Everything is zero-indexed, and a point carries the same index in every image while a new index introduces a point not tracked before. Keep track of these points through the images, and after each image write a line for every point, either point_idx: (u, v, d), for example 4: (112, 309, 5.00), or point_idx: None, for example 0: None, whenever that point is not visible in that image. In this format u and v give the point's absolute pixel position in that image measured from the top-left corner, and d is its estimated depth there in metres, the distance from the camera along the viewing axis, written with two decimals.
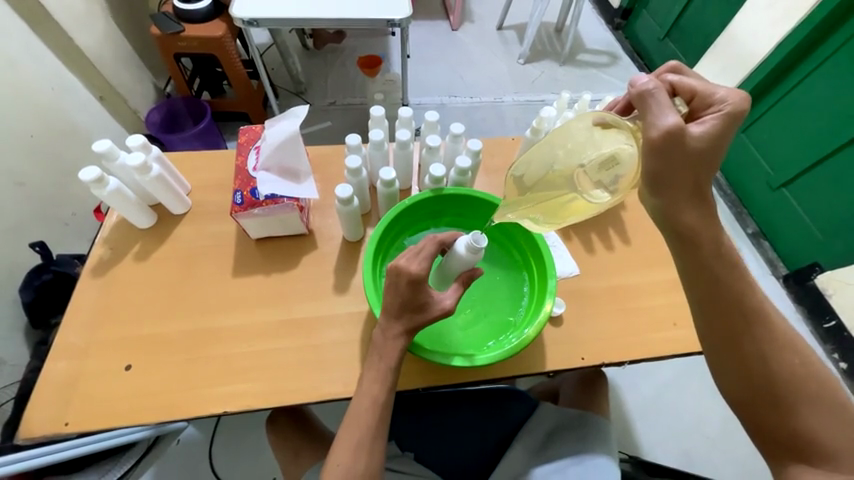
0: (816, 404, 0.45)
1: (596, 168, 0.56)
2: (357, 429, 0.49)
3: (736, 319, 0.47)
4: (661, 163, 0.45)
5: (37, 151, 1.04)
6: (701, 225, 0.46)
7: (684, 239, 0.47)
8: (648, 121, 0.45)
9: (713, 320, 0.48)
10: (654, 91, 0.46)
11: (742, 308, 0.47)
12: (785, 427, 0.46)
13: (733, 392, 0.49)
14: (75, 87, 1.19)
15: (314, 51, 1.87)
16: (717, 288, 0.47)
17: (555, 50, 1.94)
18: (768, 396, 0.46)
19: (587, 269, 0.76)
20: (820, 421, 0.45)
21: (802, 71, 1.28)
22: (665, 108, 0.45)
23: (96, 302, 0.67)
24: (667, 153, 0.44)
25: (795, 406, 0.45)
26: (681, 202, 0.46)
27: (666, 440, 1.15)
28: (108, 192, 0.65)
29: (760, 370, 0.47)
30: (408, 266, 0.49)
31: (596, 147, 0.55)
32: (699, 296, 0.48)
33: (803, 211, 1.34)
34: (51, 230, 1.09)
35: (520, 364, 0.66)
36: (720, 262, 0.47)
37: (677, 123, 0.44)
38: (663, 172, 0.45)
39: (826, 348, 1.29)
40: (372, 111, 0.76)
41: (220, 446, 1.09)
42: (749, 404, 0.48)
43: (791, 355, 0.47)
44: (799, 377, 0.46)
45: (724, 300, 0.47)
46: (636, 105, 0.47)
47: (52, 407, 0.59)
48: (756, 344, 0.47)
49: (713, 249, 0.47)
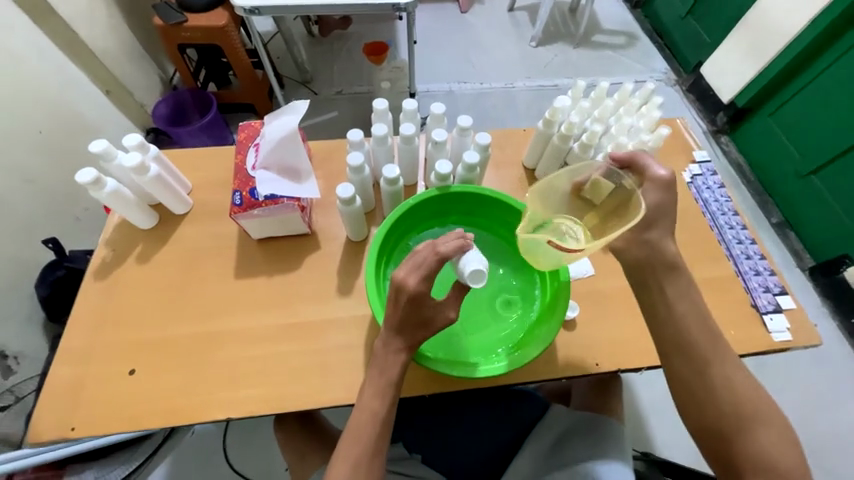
0: (774, 431, 0.45)
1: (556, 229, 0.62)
2: (358, 444, 0.47)
3: (697, 345, 0.48)
4: (661, 198, 0.52)
5: (44, 148, 1.04)
6: (673, 255, 0.51)
7: (659, 266, 0.51)
8: (648, 171, 0.54)
9: (675, 344, 0.49)
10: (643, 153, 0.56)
11: (702, 335, 0.49)
12: (743, 453, 0.45)
13: (694, 417, 0.48)
14: (80, 81, 1.17)
15: (320, 39, 1.82)
16: (677, 316, 0.49)
17: (570, 31, 1.85)
18: (728, 419, 0.46)
19: (602, 270, 0.72)
20: (778, 447, 0.44)
21: (837, 50, 1.19)
22: (656, 163, 0.55)
23: (100, 305, 0.66)
24: (666, 192, 0.53)
25: (753, 431, 0.45)
26: (669, 233, 0.52)
27: (682, 440, 1.11)
28: (107, 193, 0.64)
29: (722, 394, 0.47)
30: (405, 280, 0.46)
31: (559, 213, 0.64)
32: (662, 322, 0.50)
33: (831, 200, 1.26)
34: (61, 226, 1.10)
35: (529, 370, 0.64)
36: (683, 291, 0.50)
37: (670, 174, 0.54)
38: (662, 206, 0.52)
39: None
40: (375, 103, 0.72)
41: (233, 439, 1.10)
42: (710, 428, 0.47)
43: (750, 383, 0.47)
44: (757, 403, 0.46)
45: (685, 326, 0.49)
46: (630, 162, 0.57)
47: (59, 411, 0.59)
48: (716, 370, 0.48)
49: (677, 279, 0.50)
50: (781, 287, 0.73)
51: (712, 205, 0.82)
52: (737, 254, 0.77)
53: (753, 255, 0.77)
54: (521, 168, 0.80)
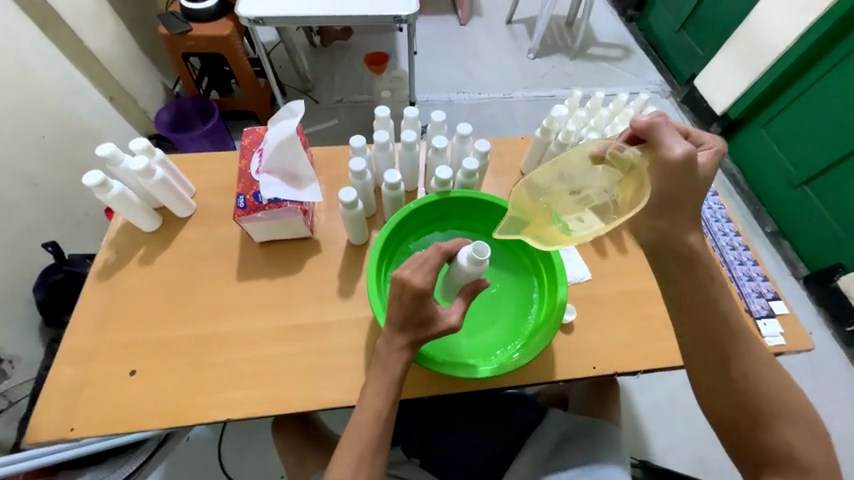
0: (793, 421, 0.45)
1: (577, 200, 0.57)
2: (358, 443, 0.48)
3: (721, 339, 0.46)
4: (672, 185, 0.44)
5: (48, 153, 1.05)
6: (697, 246, 0.45)
7: (678, 260, 0.45)
8: (662, 147, 0.45)
9: (698, 340, 0.47)
10: (663, 122, 0.47)
11: (727, 328, 0.46)
12: (765, 446, 0.45)
13: (715, 411, 0.47)
14: (85, 88, 1.19)
15: (321, 49, 1.85)
16: (705, 308, 0.46)
17: (566, 43, 1.89)
18: (751, 412, 0.45)
19: (599, 274, 0.73)
20: (798, 438, 0.44)
21: (825, 65, 1.23)
22: (675, 137, 0.46)
23: (102, 306, 0.67)
24: (681, 176, 0.44)
25: (773, 423, 0.45)
26: (682, 224, 0.45)
27: (679, 446, 1.12)
28: (112, 196, 0.65)
29: (744, 387, 0.46)
30: (411, 278, 0.47)
31: (590, 177, 0.57)
32: (686, 317, 0.47)
33: (824, 209, 1.28)
34: (62, 231, 1.10)
35: (528, 373, 0.64)
36: (708, 283, 0.46)
37: (689, 149, 0.44)
38: (671, 193, 0.44)
39: (849, 352, 1.24)
40: (377, 110, 0.73)
41: (229, 445, 1.09)
42: (731, 422, 0.46)
43: (773, 374, 0.46)
44: (779, 394, 0.45)
45: (710, 320, 0.46)
46: (645, 134, 0.47)
47: (58, 412, 0.59)
48: (740, 364, 0.46)
49: (703, 270, 0.46)
50: (774, 292, 0.75)
51: (706, 213, 0.85)
52: (731, 260, 0.79)
53: (745, 261, 0.79)
54: (519, 175, 0.82)
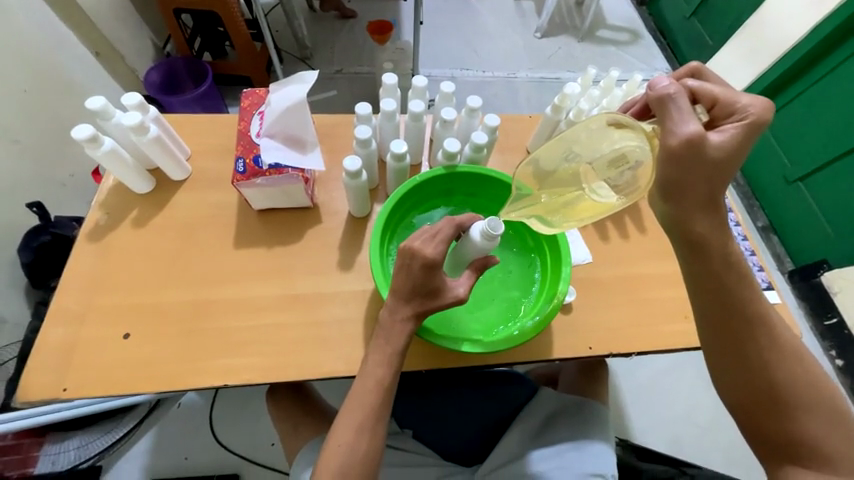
0: (811, 408, 0.46)
1: (607, 166, 0.52)
2: (359, 411, 0.49)
3: (741, 329, 0.47)
4: (677, 172, 0.43)
5: (30, 107, 0.99)
6: (714, 235, 0.45)
7: (692, 250, 0.46)
8: (666, 128, 0.43)
9: (716, 329, 0.48)
10: (675, 96, 0.43)
11: (750, 320, 0.46)
12: (784, 434, 0.46)
13: (737, 401, 0.49)
14: (69, 39, 1.12)
15: (320, 15, 1.76)
16: (731, 299, 0.46)
17: (575, 24, 1.83)
18: (772, 402, 0.47)
19: (600, 257, 0.73)
20: (816, 426, 0.46)
21: (834, 60, 1.20)
22: (686, 115, 0.43)
23: (93, 268, 0.65)
24: (687, 161, 0.42)
25: (794, 412, 0.46)
26: (696, 210, 0.44)
27: (658, 428, 1.16)
28: (103, 153, 0.62)
29: (765, 378, 0.47)
30: (422, 249, 0.46)
31: (611, 141, 0.51)
32: (705, 307, 0.48)
33: (816, 206, 1.30)
34: (47, 190, 1.06)
35: (525, 351, 0.65)
36: (727, 272, 0.46)
37: (697, 130, 0.42)
38: (681, 181, 0.43)
39: (824, 344, 1.27)
40: (384, 78, 0.70)
41: (220, 412, 1.10)
42: (748, 410, 0.48)
43: (795, 363, 0.47)
44: (800, 384, 0.47)
45: (731, 311, 0.46)
46: (655, 110, 0.44)
47: (50, 372, 0.58)
48: (762, 354, 0.47)
49: (723, 260, 0.45)
50: (768, 283, 0.76)
51: None
52: None
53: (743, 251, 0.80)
54: (525, 154, 0.80)
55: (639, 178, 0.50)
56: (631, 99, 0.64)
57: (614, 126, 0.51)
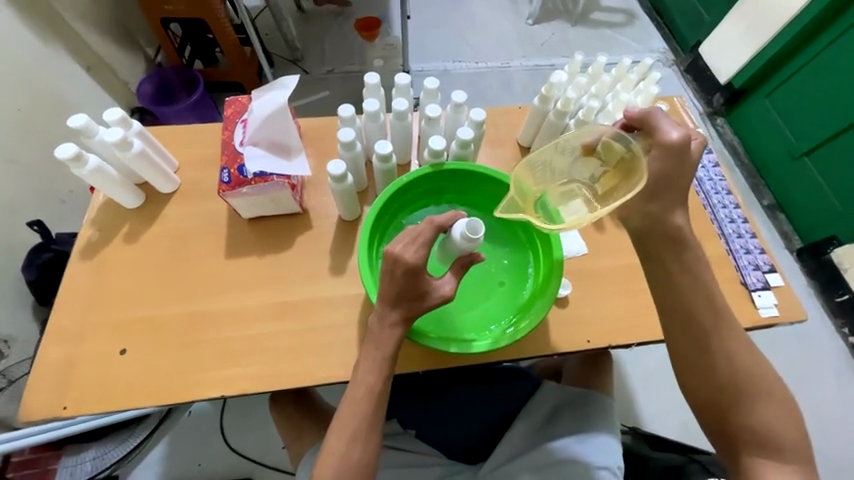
0: (769, 398, 0.46)
1: (560, 194, 0.59)
2: (352, 417, 0.49)
3: (703, 324, 0.47)
4: (667, 168, 0.47)
5: (24, 126, 1.00)
6: (677, 227, 0.47)
7: (671, 244, 0.47)
8: (658, 136, 0.48)
9: (673, 318, 0.48)
10: (656, 111, 0.49)
11: (710, 306, 0.47)
12: (746, 425, 0.46)
13: (698, 392, 0.48)
14: (59, 55, 1.11)
15: (309, 15, 1.75)
16: (691, 284, 0.47)
17: (568, 7, 1.79)
18: (732, 393, 0.47)
19: (596, 248, 0.72)
20: (773, 413, 0.46)
21: (836, 29, 1.17)
22: (670, 123, 0.48)
23: (88, 285, 0.65)
24: (676, 159, 0.47)
25: (755, 404, 0.46)
26: (675, 205, 0.47)
27: (668, 414, 1.15)
28: (88, 171, 0.62)
29: (725, 369, 0.47)
30: (403, 253, 0.46)
31: (574, 173, 0.59)
32: (667, 303, 0.48)
33: (823, 182, 1.26)
34: (47, 208, 1.06)
35: (522, 347, 0.64)
36: (698, 266, 0.47)
37: (682, 135, 0.47)
38: (671, 176, 0.47)
39: (836, 322, 1.25)
40: (366, 77, 0.69)
41: (229, 418, 1.11)
42: (710, 402, 0.48)
43: (752, 354, 0.47)
44: (758, 376, 0.47)
45: (691, 300, 0.47)
46: (639, 124, 0.50)
47: (50, 391, 0.59)
48: (722, 344, 0.47)
49: (694, 255, 0.47)
50: (770, 265, 0.74)
51: (706, 184, 0.83)
52: (729, 233, 0.78)
53: (743, 234, 0.78)
54: (516, 146, 0.79)
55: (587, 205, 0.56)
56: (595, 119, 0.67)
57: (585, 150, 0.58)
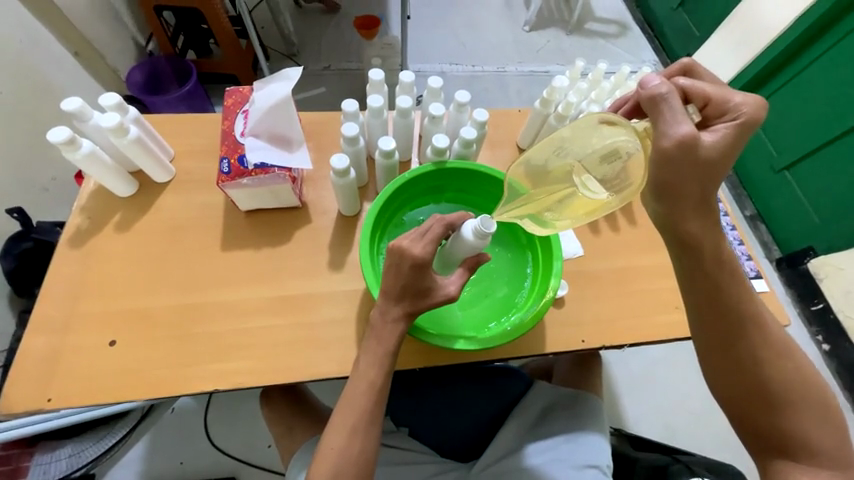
0: (800, 405, 0.48)
1: (592, 166, 0.53)
2: (352, 413, 0.48)
3: (732, 328, 0.48)
4: (667, 172, 0.43)
5: (9, 110, 0.96)
6: (704, 234, 0.45)
7: (692, 249, 0.46)
8: (659, 130, 0.43)
9: (706, 323, 0.49)
10: (667, 96, 0.43)
11: (741, 313, 0.47)
12: (777, 428, 0.48)
13: (729, 396, 0.50)
14: (46, 38, 1.08)
15: (307, 11, 1.73)
16: (723, 290, 0.47)
17: (563, 17, 1.82)
18: (765, 400, 0.48)
19: (592, 251, 0.73)
20: (805, 419, 0.47)
21: (818, 49, 1.22)
22: (677, 116, 0.43)
23: (77, 274, 0.63)
24: (679, 163, 0.42)
25: (786, 409, 0.48)
26: (686, 214, 0.44)
27: (653, 417, 1.17)
28: (81, 156, 0.60)
29: (758, 375, 0.48)
30: (411, 248, 0.46)
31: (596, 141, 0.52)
32: (696, 306, 0.49)
33: (802, 196, 1.31)
34: (27, 196, 1.02)
35: (519, 346, 0.65)
36: (721, 271, 0.46)
37: (689, 133, 0.42)
38: (672, 181, 0.43)
39: (811, 330, 1.29)
40: (371, 73, 0.69)
41: (214, 416, 1.08)
42: (742, 406, 0.49)
43: (786, 360, 0.48)
44: (790, 382, 0.48)
45: (723, 307, 0.47)
46: (647, 110, 0.44)
47: (33, 382, 0.57)
48: (752, 351, 0.48)
49: (715, 257, 0.46)
50: (756, 272, 0.77)
51: None
52: None
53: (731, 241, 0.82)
54: (515, 148, 0.80)
55: (630, 171, 0.50)
56: (621, 97, 0.62)
57: (601, 125, 0.52)
